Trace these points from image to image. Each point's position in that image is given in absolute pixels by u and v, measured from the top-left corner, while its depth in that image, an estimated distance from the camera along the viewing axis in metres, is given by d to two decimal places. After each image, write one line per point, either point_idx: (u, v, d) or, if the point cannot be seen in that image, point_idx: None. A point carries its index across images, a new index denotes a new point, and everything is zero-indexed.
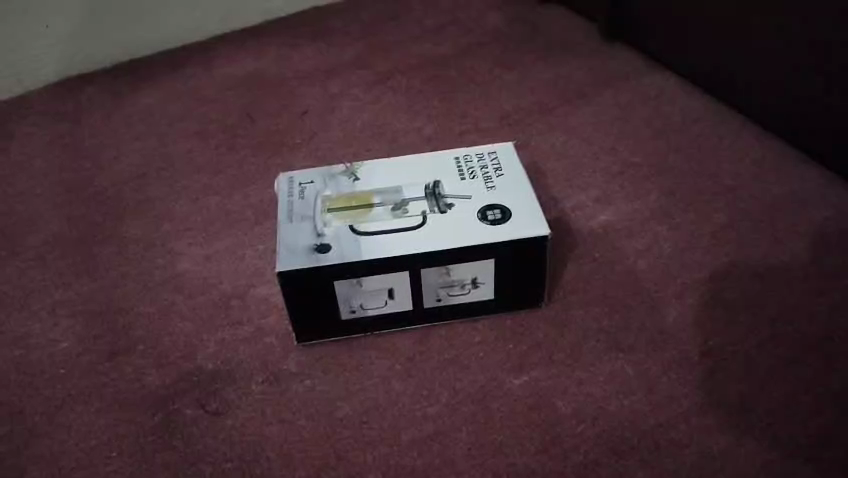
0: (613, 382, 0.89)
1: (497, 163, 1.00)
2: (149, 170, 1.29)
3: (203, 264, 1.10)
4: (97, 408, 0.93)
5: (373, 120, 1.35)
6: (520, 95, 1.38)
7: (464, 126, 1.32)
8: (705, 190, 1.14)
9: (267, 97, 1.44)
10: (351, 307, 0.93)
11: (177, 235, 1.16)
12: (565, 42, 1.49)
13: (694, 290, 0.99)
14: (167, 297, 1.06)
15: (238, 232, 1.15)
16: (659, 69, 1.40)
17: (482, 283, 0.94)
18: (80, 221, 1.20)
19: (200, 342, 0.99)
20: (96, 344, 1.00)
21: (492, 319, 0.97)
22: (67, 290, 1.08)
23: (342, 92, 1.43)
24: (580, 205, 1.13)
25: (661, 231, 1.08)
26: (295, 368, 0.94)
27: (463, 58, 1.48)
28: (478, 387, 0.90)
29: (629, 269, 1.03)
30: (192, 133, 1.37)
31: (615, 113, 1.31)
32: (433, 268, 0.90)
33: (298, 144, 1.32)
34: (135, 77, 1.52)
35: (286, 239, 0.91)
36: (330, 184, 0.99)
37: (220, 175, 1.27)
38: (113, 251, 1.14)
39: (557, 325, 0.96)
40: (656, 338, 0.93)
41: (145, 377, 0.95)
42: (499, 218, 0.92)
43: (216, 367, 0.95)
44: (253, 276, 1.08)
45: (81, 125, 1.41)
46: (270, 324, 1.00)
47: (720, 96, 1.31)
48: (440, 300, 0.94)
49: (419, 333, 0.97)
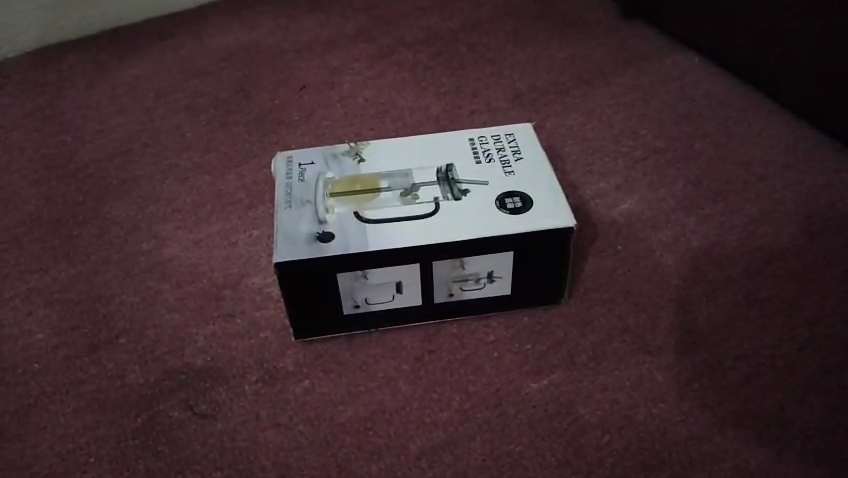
0: (641, 389, 0.82)
1: (515, 146, 0.92)
2: (135, 145, 1.20)
3: (192, 250, 1.02)
4: (74, 408, 0.84)
5: (376, 97, 1.26)
6: (534, 73, 1.29)
7: (475, 106, 1.23)
8: (734, 180, 1.06)
9: (263, 71, 1.34)
10: (354, 302, 0.85)
11: (164, 218, 1.07)
12: (581, 19, 1.40)
13: (725, 288, 0.92)
14: (152, 286, 0.97)
15: (230, 216, 1.06)
16: (682, 49, 1.31)
17: (499, 278, 0.86)
18: (59, 200, 1.11)
19: (188, 336, 0.91)
20: (73, 336, 0.92)
21: (507, 317, 0.89)
22: (43, 277, 1.00)
23: (343, 66, 1.34)
24: (601, 193, 1.05)
25: (688, 223, 1.00)
26: (292, 367, 0.86)
27: (472, 33, 1.39)
28: (494, 391, 0.82)
29: (655, 263, 0.95)
30: (181, 107, 1.27)
31: (636, 94, 1.23)
32: (446, 261, 0.82)
33: (296, 121, 1.23)
34: (120, 46, 1.42)
35: (284, 227, 0.82)
36: (333, 165, 0.91)
37: (211, 153, 1.18)
38: (94, 233, 1.05)
39: (578, 323, 0.88)
40: (686, 341, 0.86)
41: (127, 374, 0.87)
42: (519, 207, 0.83)
43: (206, 364, 0.87)
44: (246, 264, 0.99)
45: (62, 96, 1.31)
46: (265, 319, 0.92)
47: (748, 78, 1.22)
48: (452, 295, 0.87)
49: (428, 330, 0.89)
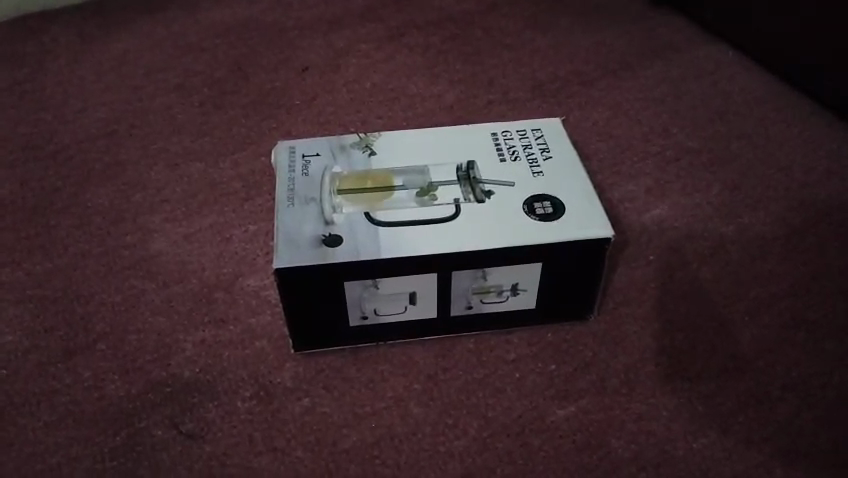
0: (680, 420, 0.74)
1: (543, 143, 0.83)
2: (121, 127, 1.10)
3: (182, 245, 0.92)
4: (45, 423, 0.75)
5: (385, 83, 1.17)
6: (556, 62, 1.19)
7: (492, 96, 1.14)
8: (773, 186, 0.98)
9: (262, 49, 1.24)
10: (362, 314, 0.76)
11: (152, 208, 0.97)
12: (605, 5, 1.30)
13: (769, 307, 0.83)
14: (137, 285, 0.88)
15: (224, 208, 0.97)
16: (714, 42, 1.22)
17: (523, 291, 0.77)
18: (36, 185, 1.01)
19: (175, 344, 0.82)
20: (46, 340, 0.83)
21: (530, 332, 0.81)
22: (15, 271, 0.90)
23: (350, 47, 1.24)
24: (630, 196, 0.97)
25: (726, 233, 0.92)
26: (290, 382, 0.77)
27: (489, 16, 1.29)
28: (515, 418, 0.74)
29: (691, 277, 0.87)
30: (173, 86, 1.17)
31: (666, 88, 1.14)
32: (467, 271, 0.74)
33: (297, 106, 1.13)
34: (108, 16, 1.31)
35: (286, 227, 0.73)
36: (341, 158, 0.82)
37: (204, 138, 1.08)
38: (74, 223, 0.96)
39: (608, 343, 0.80)
40: (727, 366, 0.78)
41: (106, 385, 0.78)
42: (550, 212, 0.75)
43: (194, 377, 0.78)
44: (241, 263, 0.90)
45: (43, 70, 1.21)
46: (261, 326, 0.83)
47: (786, 75, 1.13)
48: (471, 308, 0.78)
49: (441, 344, 0.80)
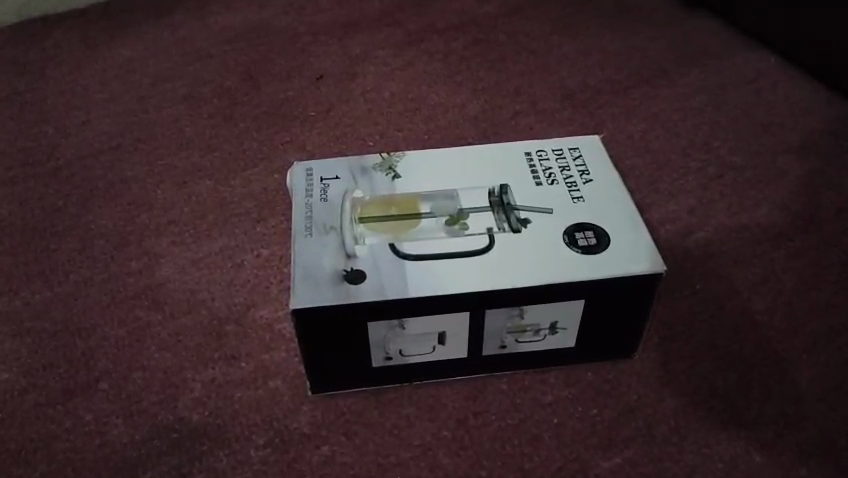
0: (737, 473, 0.67)
1: (582, 164, 0.76)
2: (125, 141, 1.04)
3: (190, 272, 0.86)
4: (43, 473, 0.69)
5: (404, 92, 1.10)
6: (585, 69, 1.12)
7: (518, 106, 1.07)
8: (827, 205, 0.91)
9: (274, 56, 1.17)
10: (386, 354, 0.70)
11: (158, 230, 0.91)
12: (636, 7, 1.23)
13: (829, 343, 0.76)
14: (142, 316, 0.82)
15: (235, 230, 0.90)
16: (754, 46, 1.15)
17: (563, 329, 0.70)
18: (35, 205, 0.95)
19: (183, 383, 0.75)
20: (44, 378, 0.77)
21: (568, 372, 0.74)
22: (12, 300, 0.84)
23: (366, 54, 1.17)
24: (671, 217, 0.90)
25: (778, 258, 0.85)
26: (307, 428, 0.71)
27: (512, 19, 1.22)
28: (555, 470, 0.67)
29: (742, 309, 0.80)
30: (180, 96, 1.11)
31: (705, 97, 1.06)
32: (502, 310, 0.67)
33: (311, 117, 1.06)
34: (113, 21, 1.25)
35: (304, 262, 0.67)
36: (362, 182, 0.75)
37: (213, 153, 1.01)
38: (75, 246, 0.90)
39: (654, 384, 0.73)
40: (786, 411, 0.71)
41: (108, 430, 0.72)
42: (593, 244, 0.68)
43: (203, 421, 0.72)
44: (253, 292, 0.84)
45: (45, 79, 1.15)
46: (275, 363, 0.77)
47: (834, 82, 1.06)
48: (504, 347, 0.71)
49: (471, 385, 0.73)
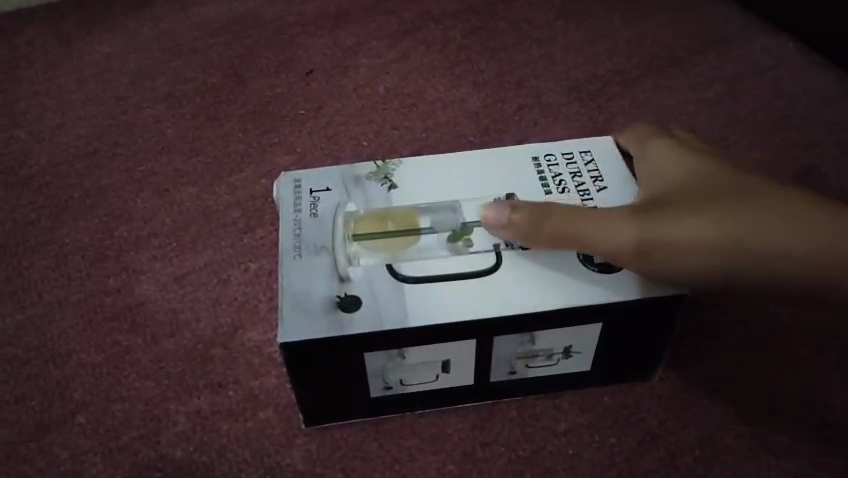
0: None
1: (594, 168, 0.70)
2: (102, 145, 0.97)
3: (172, 289, 0.80)
4: None
5: (400, 87, 1.03)
6: (593, 58, 1.05)
7: (522, 99, 1.00)
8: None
9: (260, 49, 1.10)
10: (386, 384, 0.64)
11: (138, 243, 0.85)
12: None
13: None
14: (121, 340, 0.76)
15: (221, 243, 0.84)
16: (774, 31, 1.07)
17: (578, 353, 0.65)
18: (7, 217, 0.89)
19: (165, 415, 0.70)
20: (16, 412, 0.71)
21: (583, 395, 0.68)
22: None
23: (358, 45, 1.09)
24: None
25: None
26: (301, 464, 0.66)
27: (515, 3, 1.14)
28: None
29: (769, 323, 0.73)
30: (161, 95, 1.04)
31: (721, 89, 1.00)
32: (512, 336, 0.62)
33: (301, 116, 1.00)
34: (89, 13, 1.17)
35: (294, 289, 0.61)
36: (355, 193, 0.69)
37: (197, 157, 0.95)
38: (50, 263, 0.83)
39: (677, 408, 0.67)
40: (820, 437, 0.65)
41: (84, 470, 0.67)
42: (610, 261, 0.62)
43: (188, 457, 0.67)
44: (241, 311, 0.77)
45: (18, 79, 1.08)
46: (265, 392, 0.71)
47: None
48: (514, 373, 0.65)
49: (478, 413, 0.68)
